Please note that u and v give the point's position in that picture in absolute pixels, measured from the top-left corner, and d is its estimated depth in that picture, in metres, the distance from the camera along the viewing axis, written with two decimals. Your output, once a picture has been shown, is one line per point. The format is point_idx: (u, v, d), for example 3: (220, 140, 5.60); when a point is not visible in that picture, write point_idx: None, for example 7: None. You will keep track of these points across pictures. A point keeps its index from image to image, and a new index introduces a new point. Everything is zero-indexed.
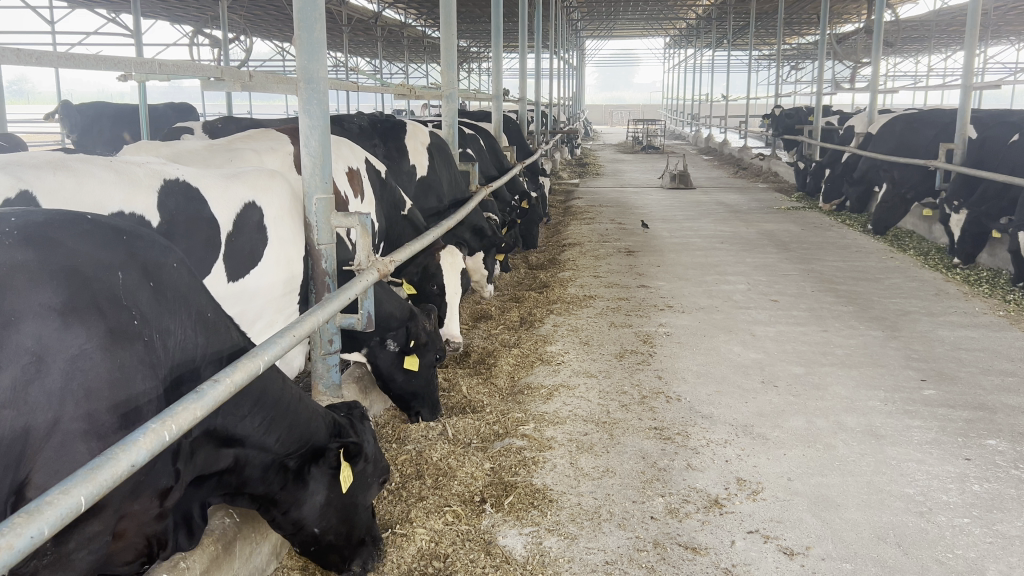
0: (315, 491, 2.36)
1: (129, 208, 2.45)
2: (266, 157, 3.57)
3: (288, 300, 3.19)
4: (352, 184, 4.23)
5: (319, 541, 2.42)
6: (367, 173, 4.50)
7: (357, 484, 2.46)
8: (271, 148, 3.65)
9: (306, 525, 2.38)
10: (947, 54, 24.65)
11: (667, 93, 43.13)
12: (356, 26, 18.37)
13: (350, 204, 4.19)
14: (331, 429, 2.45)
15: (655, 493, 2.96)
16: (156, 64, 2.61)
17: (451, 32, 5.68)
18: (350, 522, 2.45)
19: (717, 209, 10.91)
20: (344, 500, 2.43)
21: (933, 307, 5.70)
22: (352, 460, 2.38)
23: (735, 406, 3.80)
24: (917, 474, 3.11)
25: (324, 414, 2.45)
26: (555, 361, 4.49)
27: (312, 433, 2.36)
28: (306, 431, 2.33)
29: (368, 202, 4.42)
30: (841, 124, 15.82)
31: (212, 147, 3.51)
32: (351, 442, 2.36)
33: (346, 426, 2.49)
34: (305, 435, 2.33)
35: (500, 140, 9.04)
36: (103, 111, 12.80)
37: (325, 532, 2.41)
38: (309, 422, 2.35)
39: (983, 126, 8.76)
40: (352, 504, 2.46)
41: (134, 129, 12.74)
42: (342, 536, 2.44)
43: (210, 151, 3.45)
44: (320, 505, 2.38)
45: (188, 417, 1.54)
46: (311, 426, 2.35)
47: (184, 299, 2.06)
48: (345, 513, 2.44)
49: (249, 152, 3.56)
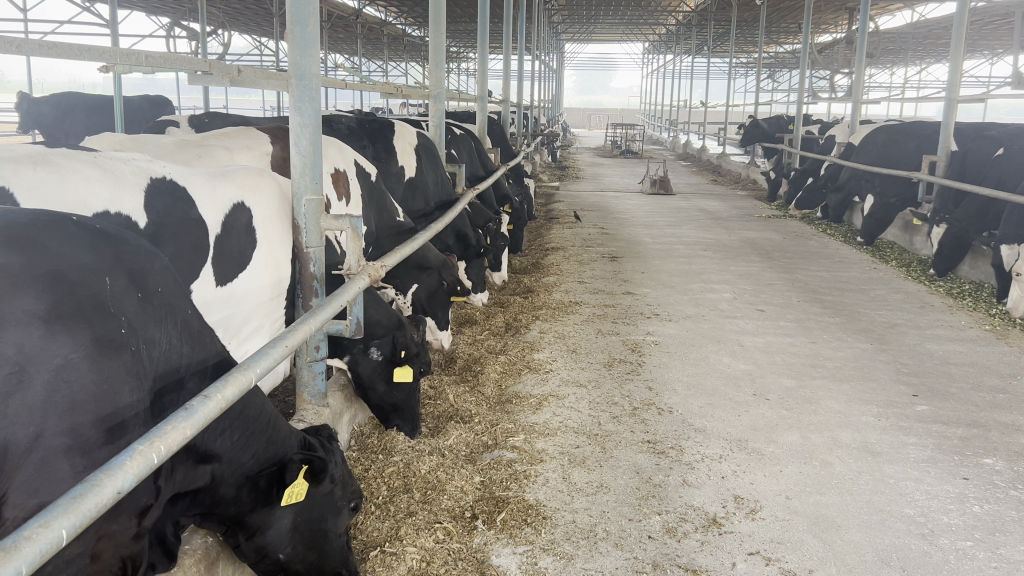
0: (282, 514, 2.22)
1: (114, 207, 2.32)
2: (238, 154, 3.44)
3: (275, 304, 3.05)
4: (336, 186, 4.14)
5: (287, 568, 2.29)
6: (353, 173, 4.38)
7: (326, 508, 2.30)
8: (246, 146, 3.52)
9: (271, 551, 2.24)
10: (922, 65, 24.93)
11: (645, 98, 43.30)
12: (338, 23, 18.20)
13: (334, 207, 4.11)
14: (300, 447, 2.35)
15: (651, 511, 2.88)
16: (143, 55, 2.48)
17: (440, 31, 5.55)
18: (320, 550, 2.30)
19: (699, 216, 10.88)
20: (313, 524, 2.28)
21: (921, 320, 5.67)
22: (316, 479, 2.20)
23: (729, 420, 3.73)
24: (917, 494, 3.05)
25: (296, 432, 2.38)
26: (543, 369, 4.40)
27: (285, 449, 2.28)
28: (281, 449, 2.27)
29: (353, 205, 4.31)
30: (821, 132, 15.88)
31: (183, 142, 3.36)
32: (315, 458, 2.17)
33: (318, 441, 2.39)
34: (278, 453, 2.25)
35: (484, 141, 8.93)
36: (76, 103, 12.39)
37: (292, 559, 2.27)
38: (282, 439, 2.28)
39: (965, 138, 8.77)
40: (322, 530, 2.30)
41: (107, 122, 12.34)
42: (313, 565, 2.30)
43: (184, 147, 3.29)
44: (287, 530, 2.24)
45: (177, 436, 1.44)
46: (284, 443, 2.28)
47: (170, 307, 1.94)
48: (314, 539, 2.29)
49: (221, 149, 3.41)
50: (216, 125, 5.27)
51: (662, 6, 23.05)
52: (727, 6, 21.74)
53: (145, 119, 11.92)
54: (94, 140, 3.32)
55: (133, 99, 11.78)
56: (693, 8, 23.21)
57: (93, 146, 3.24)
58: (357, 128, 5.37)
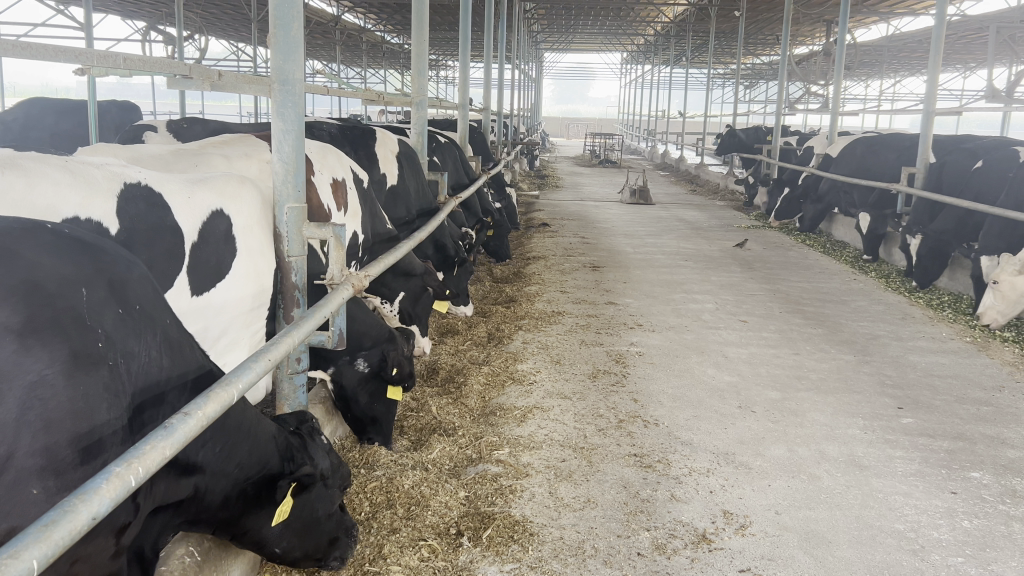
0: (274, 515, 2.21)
1: (85, 213, 2.23)
2: (236, 162, 3.33)
3: (256, 315, 2.97)
4: (336, 196, 4.23)
5: (282, 557, 2.32)
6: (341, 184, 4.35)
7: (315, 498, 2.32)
8: (245, 153, 3.41)
9: (268, 545, 2.25)
10: (896, 78, 25.18)
11: (623, 107, 43.43)
12: (318, 28, 18.06)
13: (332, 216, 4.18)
14: (284, 450, 2.24)
15: (640, 527, 2.83)
16: (119, 58, 2.41)
17: (423, 38, 5.49)
18: (313, 538, 2.34)
19: (679, 226, 10.88)
20: (305, 515, 2.30)
21: (902, 331, 5.68)
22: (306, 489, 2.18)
23: (716, 432, 3.69)
24: (906, 509, 3.02)
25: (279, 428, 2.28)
26: (527, 381, 4.34)
27: (270, 454, 2.18)
28: (264, 454, 2.16)
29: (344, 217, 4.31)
30: (799, 142, 15.97)
31: (178, 150, 3.26)
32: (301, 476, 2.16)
33: (298, 445, 2.29)
34: (263, 460, 2.15)
35: (466, 149, 8.87)
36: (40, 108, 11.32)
37: (288, 550, 2.30)
38: (267, 445, 2.18)
39: (943, 150, 8.82)
40: (315, 517, 2.32)
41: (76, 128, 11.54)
42: (306, 552, 2.33)
43: (169, 152, 3.21)
44: (280, 528, 2.25)
45: (156, 456, 1.37)
46: (266, 447, 2.17)
47: (151, 317, 1.86)
48: (306, 529, 2.31)
49: (218, 156, 3.30)
50: (195, 131, 5.17)
51: (641, 16, 23.10)
52: (705, 18, 21.82)
53: (115, 126, 11.64)
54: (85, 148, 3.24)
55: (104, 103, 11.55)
56: (671, 19, 23.28)
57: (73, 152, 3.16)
58: (338, 135, 5.36)
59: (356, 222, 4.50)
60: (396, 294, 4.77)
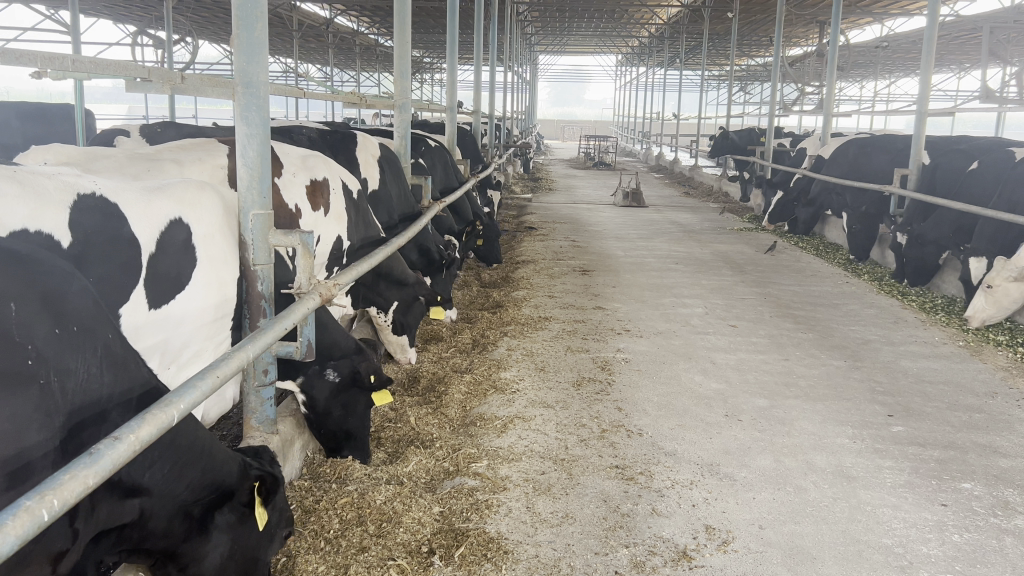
0: (219, 540, 2.05)
1: (34, 225, 2.10)
2: (190, 168, 3.24)
3: (218, 326, 2.88)
4: (313, 197, 4.14)
5: None
6: (324, 186, 4.28)
7: (262, 535, 2.16)
8: (199, 158, 3.32)
9: None
10: (891, 80, 25.12)
11: (619, 109, 43.39)
12: (309, 32, 18.03)
13: (307, 217, 4.08)
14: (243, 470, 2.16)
15: (619, 544, 2.74)
16: (70, 60, 2.29)
17: (406, 39, 5.39)
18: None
19: (671, 228, 10.79)
20: (247, 549, 2.11)
21: (894, 336, 5.59)
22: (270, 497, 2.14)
23: (701, 442, 3.59)
24: (894, 523, 2.92)
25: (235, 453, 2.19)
26: (509, 390, 4.23)
27: (222, 475, 2.08)
28: (219, 474, 2.07)
29: (324, 221, 4.25)
30: (794, 144, 15.88)
31: (132, 155, 3.15)
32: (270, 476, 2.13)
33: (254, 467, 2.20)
34: (217, 479, 2.06)
35: (454, 152, 8.78)
36: (7, 113, 10.46)
37: None
38: (220, 470, 2.08)
39: (937, 151, 8.72)
40: (256, 558, 2.14)
41: (46, 134, 10.87)
42: None
43: (132, 159, 3.10)
44: (220, 561, 2.05)
45: (76, 487, 1.27)
46: (223, 468, 2.09)
47: (91, 332, 1.73)
48: (246, 566, 2.11)
49: (171, 161, 3.21)
50: (169, 134, 5.12)
51: (635, 18, 23.04)
52: (699, 19, 21.71)
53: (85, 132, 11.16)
54: (37, 153, 3.12)
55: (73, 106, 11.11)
56: (665, 21, 23.23)
57: (31, 160, 3.06)
58: (317, 138, 5.35)
59: (339, 224, 4.43)
60: (390, 303, 4.75)
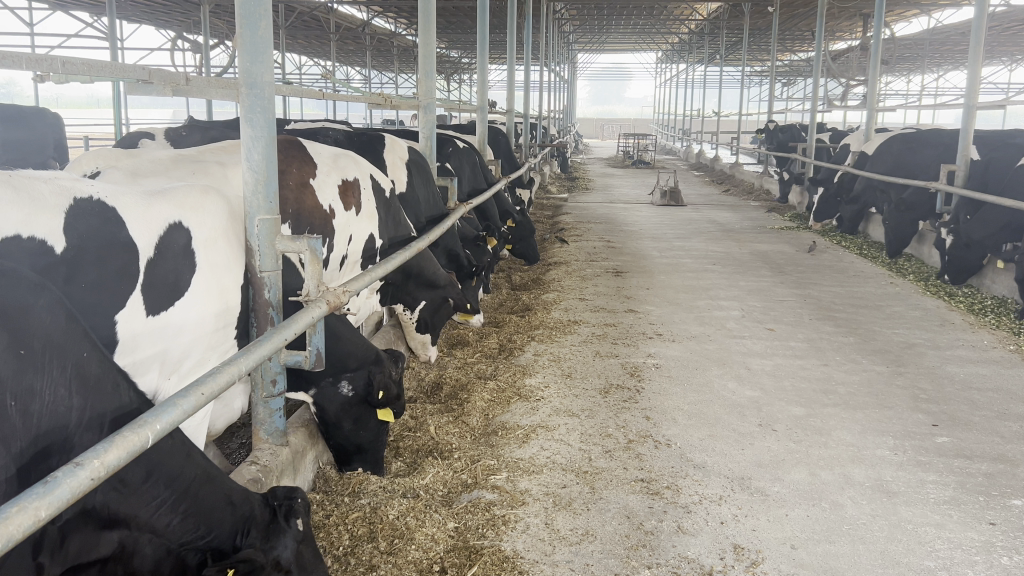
0: None
1: (28, 230, 2.03)
2: (232, 169, 3.15)
3: (222, 335, 2.79)
4: (345, 196, 4.05)
5: None
6: (354, 187, 4.18)
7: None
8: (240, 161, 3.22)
9: None
10: (940, 72, 24.40)
11: (659, 106, 42.84)
12: (346, 34, 18.12)
13: (339, 216, 3.99)
14: (241, 522, 2.01)
15: (640, 564, 2.60)
16: (59, 61, 2.14)
17: (430, 39, 5.29)
18: None
19: (710, 228, 10.55)
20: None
21: (940, 339, 5.35)
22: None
23: (732, 454, 3.43)
24: (938, 543, 2.74)
25: (241, 486, 2.07)
26: (534, 397, 4.11)
27: (212, 519, 1.98)
28: (208, 519, 1.97)
29: (360, 217, 4.21)
30: (836, 139, 15.48)
31: (176, 157, 3.11)
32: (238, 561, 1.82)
33: (265, 521, 2.02)
34: (207, 523, 1.97)
35: (485, 152, 8.68)
36: None
37: None
38: (209, 519, 1.97)
39: (987, 146, 8.38)
40: None
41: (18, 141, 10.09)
42: None
43: (175, 163, 3.05)
44: None
45: (25, 520, 1.17)
46: (216, 513, 1.99)
47: (59, 349, 1.69)
48: None
49: (214, 164, 3.12)
50: (192, 138, 5.21)
51: (673, 15, 22.71)
52: (739, 14, 21.31)
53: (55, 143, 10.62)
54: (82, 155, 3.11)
55: (57, 115, 10.61)
56: (704, 17, 22.87)
57: (73, 167, 3.04)
58: (343, 140, 5.30)
59: (371, 223, 4.35)
60: (418, 303, 4.66)
